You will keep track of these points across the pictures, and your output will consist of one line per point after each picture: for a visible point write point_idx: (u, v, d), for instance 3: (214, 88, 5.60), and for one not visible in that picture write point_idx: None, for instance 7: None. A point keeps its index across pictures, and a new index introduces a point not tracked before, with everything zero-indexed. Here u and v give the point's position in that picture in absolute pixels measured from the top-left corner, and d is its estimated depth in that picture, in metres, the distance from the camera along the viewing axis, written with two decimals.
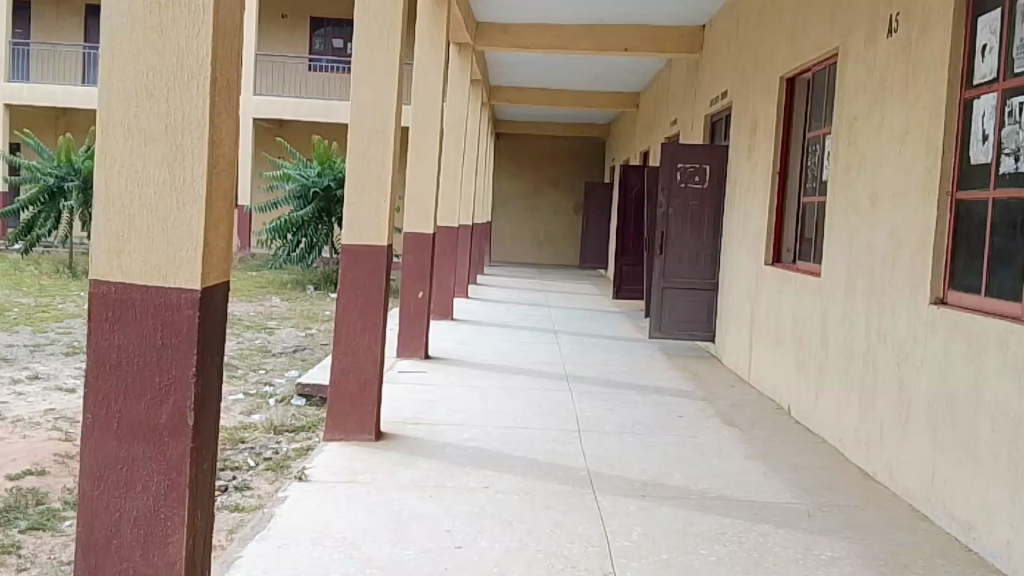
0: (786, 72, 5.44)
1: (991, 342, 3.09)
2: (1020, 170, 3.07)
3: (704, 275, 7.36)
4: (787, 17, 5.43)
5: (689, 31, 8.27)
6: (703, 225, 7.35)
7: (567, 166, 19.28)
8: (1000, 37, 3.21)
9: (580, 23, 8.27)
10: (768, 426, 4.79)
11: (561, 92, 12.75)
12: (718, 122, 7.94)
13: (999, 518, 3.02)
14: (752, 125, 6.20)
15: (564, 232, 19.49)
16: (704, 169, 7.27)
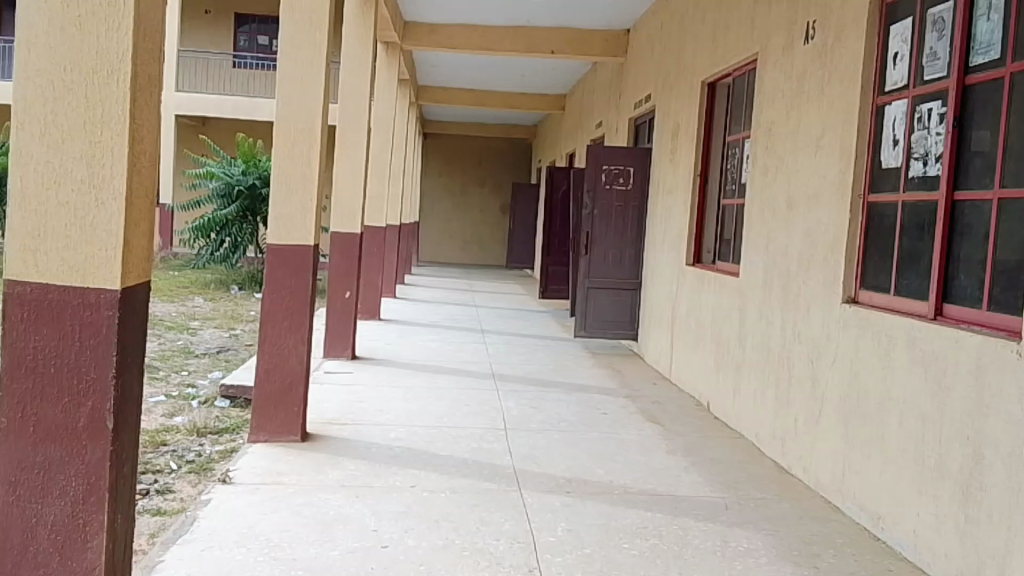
0: (706, 77, 5.58)
1: (899, 340, 3.23)
2: (928, 174, 3.20)
3: (627, 275, 7.47)
4: (708, 23, 5.56)
5: (613, 35, 8.40)
6: (627, 225, 7.47)
7: (495, 167, 19.35)
8: (911, 46, 3.35)
9: (508, 24, 8.32)
10: (689, 421, 4.91)
11: (487, 93, 12.79)
12: (642, 125, 8.08)
13: (905, 508, 3.16)
14: (675, 127, 6.32)
15: (491, 232, 19.56)
16: (628, 170, 7.40)
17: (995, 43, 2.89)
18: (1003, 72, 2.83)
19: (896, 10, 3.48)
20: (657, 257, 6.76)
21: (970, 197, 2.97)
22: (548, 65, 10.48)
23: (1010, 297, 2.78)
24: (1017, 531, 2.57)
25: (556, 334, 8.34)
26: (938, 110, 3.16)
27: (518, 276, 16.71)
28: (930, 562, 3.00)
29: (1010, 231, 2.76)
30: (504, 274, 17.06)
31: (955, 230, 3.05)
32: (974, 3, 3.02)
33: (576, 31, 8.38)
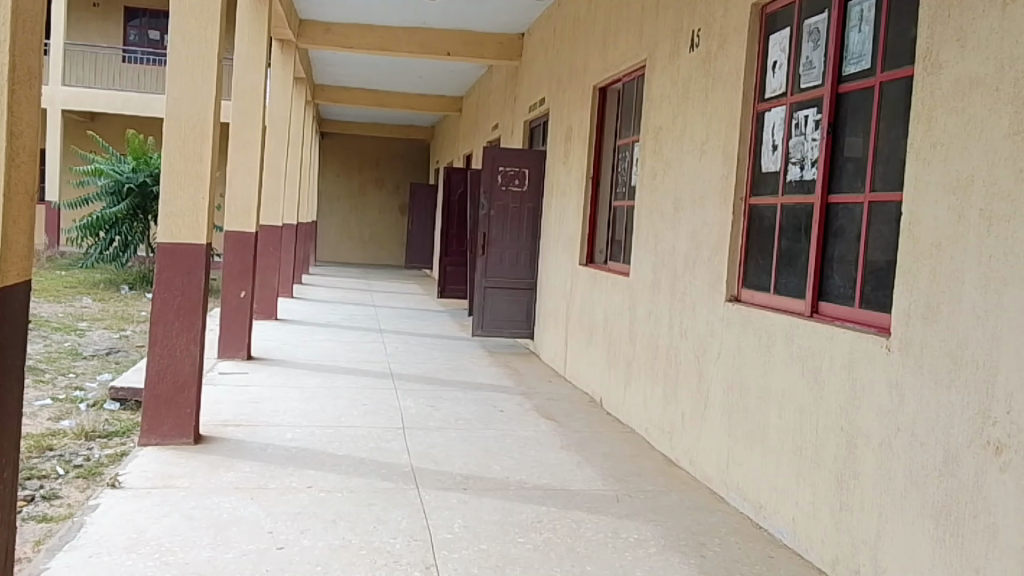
0: (597, 82, 5.72)
1: (778, 337, 3.39)
2: (804, 178, 3.37)
3: (523, 276, 7.58)
4: (599, 29, 5.71)
5: (507, 39, 8.54)
6: (523, 225, 7.56)
7: (393, 168, 19.29)
8: (789, 55, 3.51)
9: (404, 26, 8.33)
10: (581, 417, 5.04)
11: (385, 94, 12.75)
12: (536, 128, 8.21)
13: (785, 497, 3.32)
14: (568, 130, 6.44)
15: (388, 233, 19.46)
16: (523, 173, 7.51)
17: (866, 53, 3.06)
18: (874, 81, 3.00)
19: (774, 21, 3.65)
20: (552, 256, 6.87)
21: (843, 200, 3.14)
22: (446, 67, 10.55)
23: (879, 296, 2.95)
24: (888, 516, 2.75)
25: (454, 333, 8.39)
26: (814, 117, 3.32)
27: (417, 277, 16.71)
28: (808, 548, 3.17)
29: (879, 233, 2.94)
30: (404, 274, 17.02)
31: (829, 232, 3.22)
32: (846, 16, 3.19)
33: (474, 33, 8.45)
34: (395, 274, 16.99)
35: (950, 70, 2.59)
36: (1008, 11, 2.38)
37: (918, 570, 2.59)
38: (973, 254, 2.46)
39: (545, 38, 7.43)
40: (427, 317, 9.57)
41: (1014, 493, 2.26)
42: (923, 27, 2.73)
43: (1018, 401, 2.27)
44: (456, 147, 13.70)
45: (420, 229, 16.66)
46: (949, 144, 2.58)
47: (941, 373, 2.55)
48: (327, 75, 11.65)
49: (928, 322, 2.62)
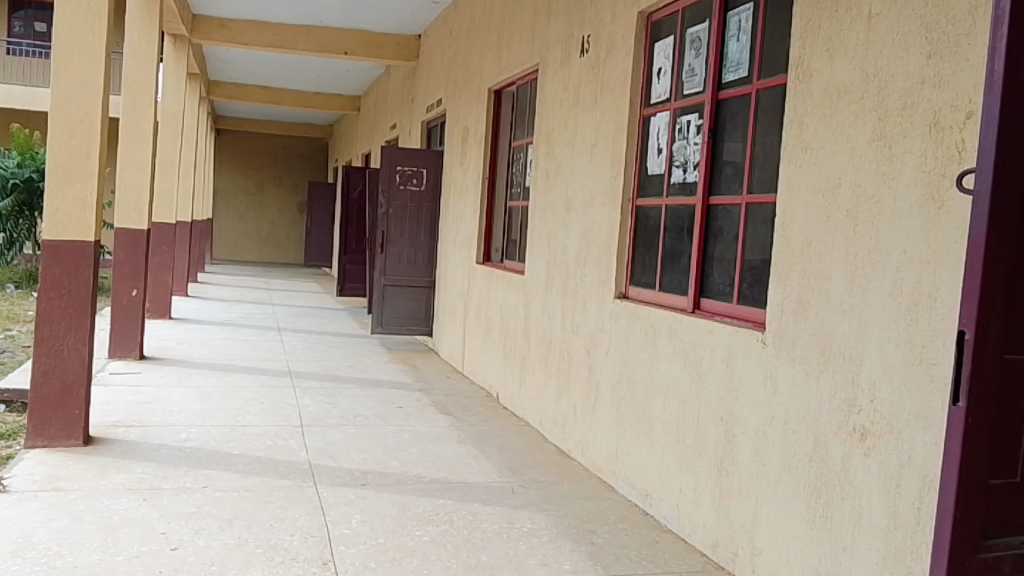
0: (493, 85, 5.82)
1: (663, 332, 3.55)
2: (686, 180, 3.53)
3: (421, 274, 7.65)
4: (493, 32, 5.82)
5: (404, 40, 8.56)
6: (421, 223, 7.65)
7: (292, 166, 19.06)
8: (673, 62, 3.66)
9: (301, 23, 8.26)
10: (478, 411, 5.14)
11: (285, 91, 12.60)
12: (433, 128, 8.27)
13: (669, 484, 3.49)
14: (464, 132, 6.53)
15: (287, 232, 19.19)
16: (421, 172, 7.56)
17: (743, 62, 3.22)
18: (750, 89, 3.16)
19: (659, 29, 3.79)
20: (450, 254, 6.95)
21: (722, 201, 3.31)
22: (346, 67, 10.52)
23: (755, 292, 3.12)
24: (763, 500, 2.93)
25: (353, 331, 8.39)
26: (696, 122, 3.48)
27: (317, 275, 16.54)
28: (691, 533, 3.34)
29: (755, 233, 3.11)
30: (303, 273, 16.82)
31: (710, 232, 3.39)
32: (725, 26, 3.34)
33: (372, 34, 8.47)
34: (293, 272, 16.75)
35: (820, 79, 2.74)
36: (872, 25, 2.53)
37: (792, 548, 2.77)
38: (840, 254, 2.62)
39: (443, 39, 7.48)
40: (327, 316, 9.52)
41: (877, 476, 2.44)
42: (795, 38, 2.88)
43: (880, 391, 2.44)
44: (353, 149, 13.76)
45: (319, 227, 16.49)
46: (818, 149, 2.74)
47: (810, 364, 2.72)
48: (223, 71, 11.44)
49: (798, 317, 2.79)
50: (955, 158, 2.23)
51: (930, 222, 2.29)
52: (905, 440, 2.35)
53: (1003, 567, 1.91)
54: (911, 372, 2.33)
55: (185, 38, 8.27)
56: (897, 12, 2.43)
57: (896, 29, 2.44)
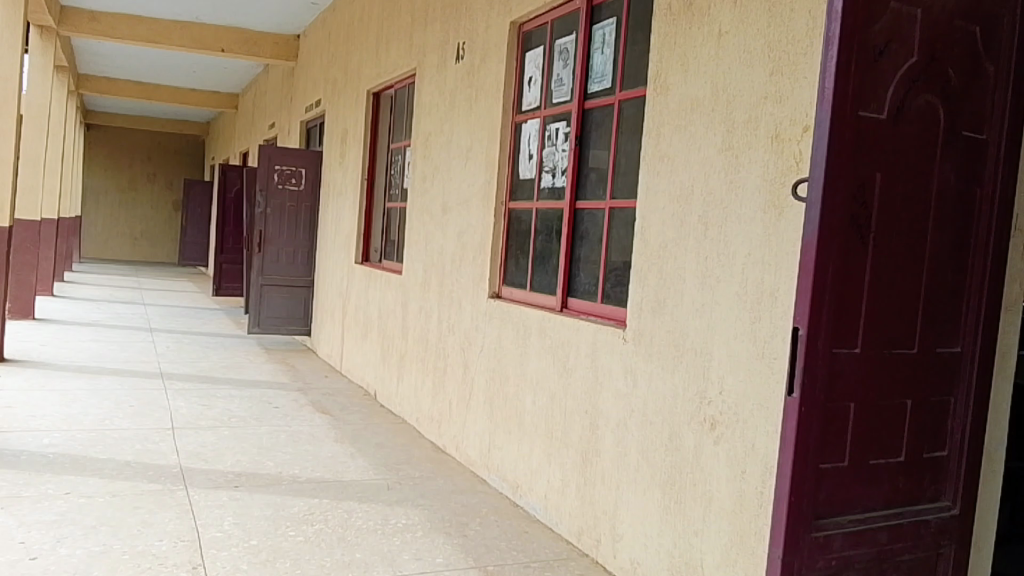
0: (371, 87, 5.86)
1: (534, 330, 3.67)
2: (555, 185, 3.67)
3: (300, 273, 7.61)
4: (372, 36, 5.86)
5: (284, 39, 8.49)
6: (299, 224, 7.58)
7: (167, 163, 18.48)
8: (543, 71, 3.80)
9: (177, 18, 8.07)
10: (355, 410, 5.19)
11: (161, 88, 12.25)
12: (313, 128, 8.21)
13: (538, 475, 3.63)
14: (343, 132, 6.53)
15: (162, 230, 18.59)
16: (300, 172, 7.53)
17: (607, 73, 3.38)
18: (613, 99, 3.32)
19: (530, 39, 3.92)
20: (328, 254, 6.96)
21: (587, 206, 3.46)
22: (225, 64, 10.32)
23: (617, 292, 3.28)
24: (623, 488, 3.09)
25: (229, 331, 8.26)
26: (563, 129, 3.63)
27: (195, 275, 16.13)
28: (558, 521, 3.48)
29: (616, 236, 3.27)
30: (179, 273, 16.34)
31: (576, 235, 3.54)
32: (591, 38, 3.49)
33: (250, 33, 8.35)
34: (168, 271, 16.25)
35: (675, 92, 2.90)
36: (721, 43, 2.68)
37: (649, 533, 2.94)
38: (693, 257, 2.78)
39: (322, 39, 7.43)
40: (202, 316, 9.33)
41: (725, 463, 2.60)
42: (653, 53, 3.03)
43: (727, 382, 2.60)
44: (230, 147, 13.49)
45: (195, 225, 16.08)
46: (674, 158, 2.89)
47: (666, 358, 2.88)
48: (93, 64, 11.02)
49: (655, 315, 2.95)
50: (792, 169, 2.38)
51: (772, 227, 2.44)
52: (749, 429, 2.51)
53: (834, 547, 1.96)
54: (753, 366, 2.50)
55: (52, 29, 7.98)
56: (743, 32, 2.58)
57: (742, 49, 2.59)
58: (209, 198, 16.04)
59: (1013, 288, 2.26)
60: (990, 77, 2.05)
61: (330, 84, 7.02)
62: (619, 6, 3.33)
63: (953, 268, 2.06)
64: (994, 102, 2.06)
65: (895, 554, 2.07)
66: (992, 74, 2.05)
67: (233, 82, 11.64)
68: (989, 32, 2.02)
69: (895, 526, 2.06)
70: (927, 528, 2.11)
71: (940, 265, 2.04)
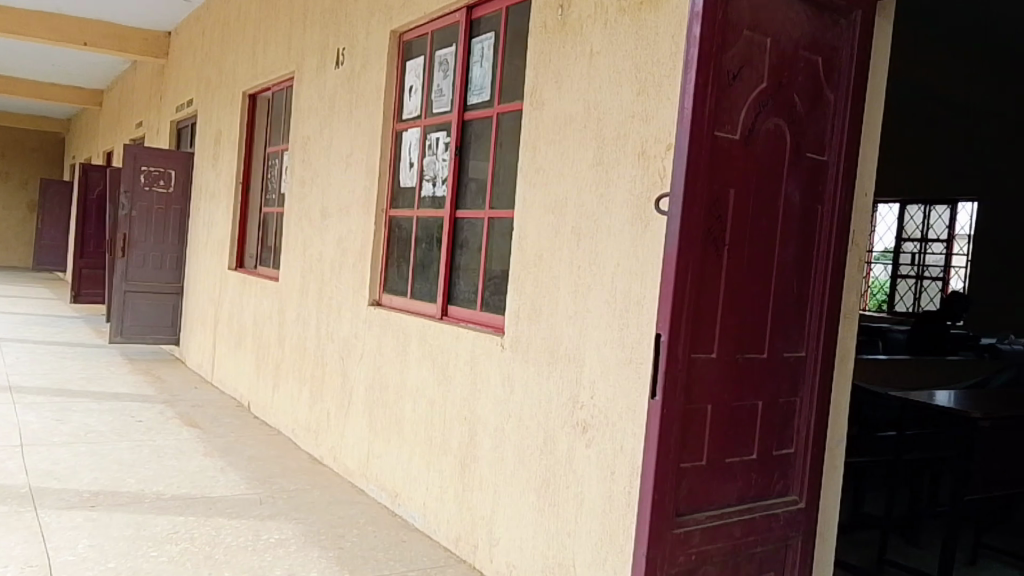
0: (247, 89, 5.77)
1: (414, 338, 3.69)
2: (436, 194, 3.72)
3: (168, 280, 7.39)
4: (248, 36, 5.78)
5: (154, 36, 8.31)
6: (168, 226, 7.37)
7: (20, 161, 17.54)
8: (423, 81, 3.84)
9: (38, 9, 7.66)
10: (226, 422, 5.08)
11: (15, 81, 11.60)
12: (184, 129, 7.99)
13: (415, 484, 3.66)
14: (216, 134, 6.39)
15: (14, 232, 17.63)
16: (169, 173, 7.30)
17: (486, 86, 3.46)
18: (492, 111, 3.40)
19: (410, 48, 3.95)
20: (199, 260, 6.78)
21: (467, 215, 3.53)
22: (89, 58, 9.88)
23: (496, 300, 3.36)
24: (499, 493, 3.15)
25: (90, 340, 7.92)
26: (443, 139, 3.68)
27: (53, 280, 15.35)
28: (436, 528, 3.52)
29: (495, 245, 3.35)
30: (34, 277, 15.54)
31: (456, 243, 3.59)
32: (470, 51, 3.56)
33: (115, 28, 8.12)
34: (21, 276, 15.41)
35: (550, 107, 3.00)
36: (593, 62, 2.79)
37: (524, 538, 3.01)
38: (567, 267, 2.87)
39: (195, 38, 7.26)
40: (58, 324, 8.91)
41: (595, 465, 2.70)
42: (529, 68, 3.12)
43: (599, 387, 2.70)
44: (93, 145, 12.91)
45: (52, 227, 15.31)
46: (549, 171, 2.98)
47: (542, 365, 2.96)
48: None
49: (532, 323, 3.03)
50: (656, 184, 2.51)
51: (638, 239, 2.56)
52: (617, 432, 2.62)
53: (692, 542, 2.07)
54: (622, 371, 2.61)
55: None
56: (613, 52, 2.70)
57: (611, 68, 2.71)
58: (70, 197, 15.27)
59: (851, 298, 2.45)
60: (830, 103, 2.23)
61: (203, 83, 6.85)
62: (497, 21, 3.41)
63: (797, 278, 2.23)
64: (834, 127, 2.24)
65: (748, 547, 2.21)
66: (832, 100, 2.22)
67: (95, 78, 11.18)
68: (829, 62, 2.20)
69: (748, 521, 2.19)
70: (776, 522, 2.26)
71: (786, 277, 2.20)
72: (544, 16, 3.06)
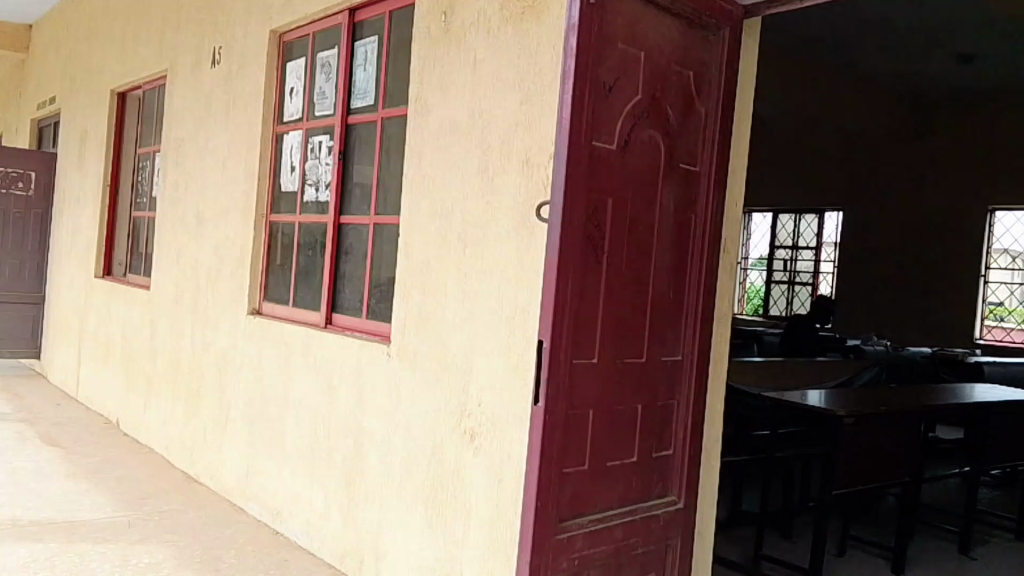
0: (116, 87, 5.53)
1: (296, 348, 3.61)
2: (319, 199, 3.65)
3: (28, 289, 7.01)
4: (117, 31, 5.53)
5: (13, 28, 7.86)
6: (27, 232, 7.00)
7: None
8: (305, 83, 3.77)
9: None
10: (93, 441, 4.83)
11: None
12: (46, 127, 7.57)
13: (298, 501, 3.57)
14: (82, 134, 6.10)
15: None
16: (28, 175, 6.94)
17: (370, 90, 3.42)
18: (376, 116, 3.36)
19: (291, 49, 3.86)
20: (63, 268, 6.44)
21: (351, 221, 3.48)
22: None
23: (382, 308, 3.32)
24: (386, 506, 3.11)
25: None
26: (326, 143, 3.61)
27: None
28: (320, 545, 3.44)
29: (380, 252, 3.31)
30: None
31: (341, 250, 3.53)
32: (353, 54, 3.51)
33: None
34: None
35: (436, 113, 2.98)
36: (477, 69, 2.80)
37: (411, 551, 2.98)
38: (452, 274, 2.87)
39: (59, 32, 6.91)
40: None
41: (482, 473, 2.70)
42: (414, 74, 3.10)
43: (485, 395, 2.70)
44: None
45: None
46: (434, 177, 2.97)
47: (428, 374, 2.94)
48: None
49: (418, 331, 3.00)
50: (540, 192, 2.53)
51: (522, 246, 2.58)
52: (504, 438, 2.62)
53: (575, 546, 2.09)
54: (508, 378, 2.62)
55: None
56: (496, 61, 2.71)
57: (494, 76, 2.72)
58: None
59: (724, 303, 2.53)
60: (702, 116, 2.29)
61: (67, 80, 6.52)
62: (381, 24, 3.38)
63: (673, 284, 2.29)
64: (706, 138, 2.31)
65: (629, 548, 2.24)
66: (703, 113, 2.29)
67: None
68: (699, 77, 2.27)
69: (629, 522, 2.23)
70: (656, 522, 2.31)
71: (662, 283, 2.25)
72: (427, 22, 3.05)
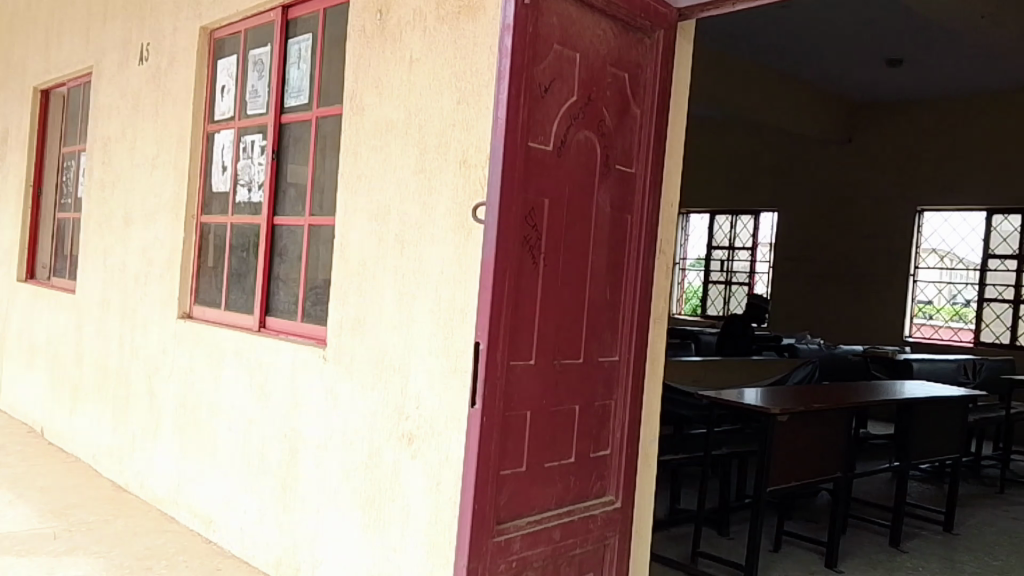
0: (39, 84, 5.36)
1: (228, 352, 3.53)
2: (252, 200, 3.58)
3: None
4: (40, 26, 5.36)
5: None
6: None
7: None
8: (236, 81, 3.69)
9: None
10: (15, 451, 4.66)
11: None
12: None
13: (232, 508, 3.49)
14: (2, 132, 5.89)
15: None
16: None
17: (304, 89, 3.36)
18: (310, 115, 3.31)
19: (222, 47, 3.78)
20: None
21: (285, 222, 3.42)
22: None
23: (318, 310, 3.27)
24: (322, 512, 3.06)
25: None
26: (259, 142, 3.54)
27: None
28: (255, 554, 3.37)
29: (315, 253, 3.26)
30: None
31: (275, 251, 3.47)
32: (286, 52, 3.44)
33: None
34: None
35: (371, 113, 2.94)
36: (412, 69, 2.77)
37: (348, 557, 2.94)
38: (387, 276, 2.83)
39: None
40: None
41: (420, 475, 2.67)
42: (348, 72, 3.05)
43: (423, 398, 2.67)
44: None
45: None
46: (369, 178, 2.93)
47: (364, 378, 2.90)
48: None
49: (353, 334, 2.96)
50: (477, 193, 2.52)
51: (459, 247, 2.56)
52: (442, 441, 2.60)
53: (512, 548, 2.08)
54: (446, 380, 2.59)
55: None
56: (431, 60, 2.69)
57: (429, 75, 2.70)
58: None
59: (659, 303, 2.55)
60: (637, 117, 2.30)
61: None
62: (315, 22, 3.33)
63: (610, 284, 2.29)
64: (641, 140, 2.32)
65: (567, 549, 2.24)
66: (638, 114, 2.30)
67: None
68: (634, 79, 2.28)
69: (567, 523, 2.23)
70: (594, 522, 2.31)
71: (598, 284, 2.25)
72: (362, 20, 3.01)
